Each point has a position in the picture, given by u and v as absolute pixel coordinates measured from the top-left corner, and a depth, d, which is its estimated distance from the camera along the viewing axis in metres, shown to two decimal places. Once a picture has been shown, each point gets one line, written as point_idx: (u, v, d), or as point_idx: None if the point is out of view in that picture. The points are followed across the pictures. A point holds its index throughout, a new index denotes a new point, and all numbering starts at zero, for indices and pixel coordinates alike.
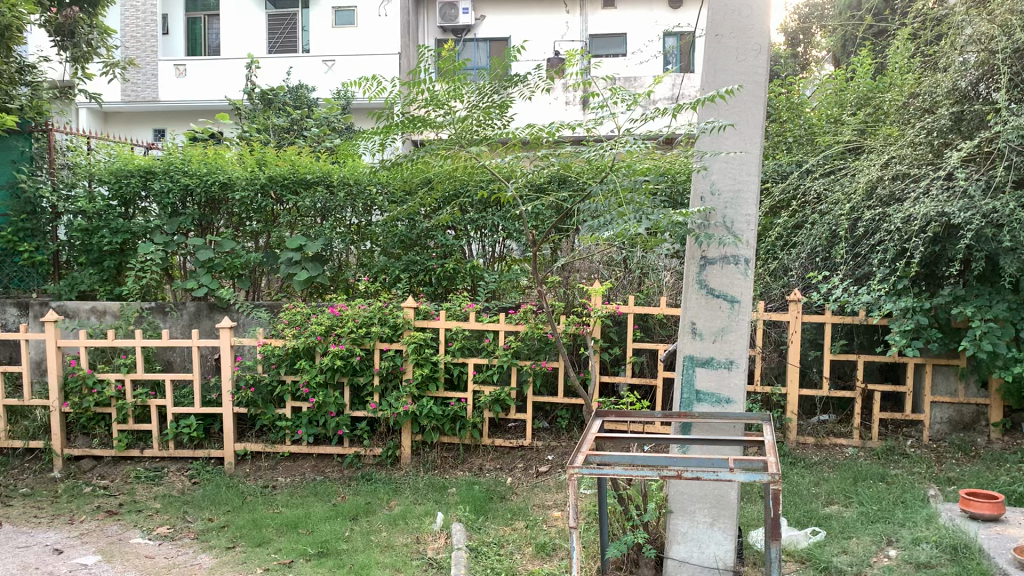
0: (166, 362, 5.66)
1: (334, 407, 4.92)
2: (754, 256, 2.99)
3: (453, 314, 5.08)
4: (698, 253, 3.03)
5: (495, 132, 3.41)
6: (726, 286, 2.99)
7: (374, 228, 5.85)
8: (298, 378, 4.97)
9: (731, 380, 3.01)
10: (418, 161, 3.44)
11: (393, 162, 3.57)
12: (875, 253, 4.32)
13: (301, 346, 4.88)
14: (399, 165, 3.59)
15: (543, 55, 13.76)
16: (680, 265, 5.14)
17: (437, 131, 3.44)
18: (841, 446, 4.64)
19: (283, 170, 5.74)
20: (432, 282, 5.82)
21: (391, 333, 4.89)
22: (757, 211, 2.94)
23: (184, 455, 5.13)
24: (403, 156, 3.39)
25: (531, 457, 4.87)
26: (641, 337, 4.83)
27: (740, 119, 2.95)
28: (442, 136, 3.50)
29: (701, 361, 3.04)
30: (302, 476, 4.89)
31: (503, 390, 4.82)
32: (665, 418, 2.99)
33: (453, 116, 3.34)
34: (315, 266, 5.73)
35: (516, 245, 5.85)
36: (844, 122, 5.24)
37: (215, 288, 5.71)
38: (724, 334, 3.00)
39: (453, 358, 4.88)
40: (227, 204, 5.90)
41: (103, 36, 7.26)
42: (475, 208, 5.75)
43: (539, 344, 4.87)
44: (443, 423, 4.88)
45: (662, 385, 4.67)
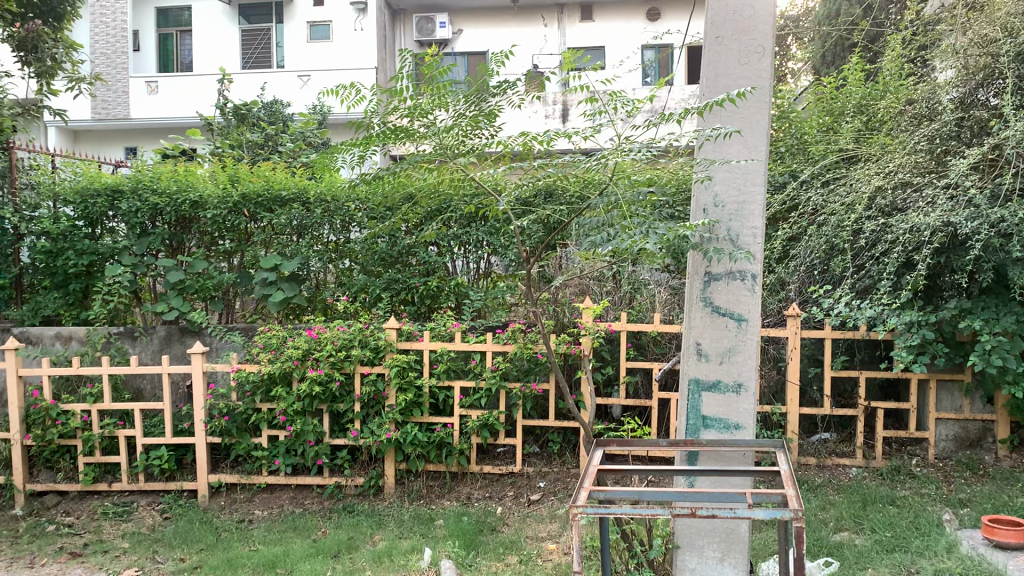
0: (135, 390, 5.38)
1: (313, 435, 4.67)
2: (761, 271, 2.79)
3: (438, 334, 4.85)
4: (702, 269, 2.83)
5: (483, 142, 3.20)
6: (732, 303, 2.79)
7: (353, 246, 5.63)
8: (275, 406, 4.73)
9: (739, 405, 2.81)
10: (400, 174, 3.23)
11: (374, 176, 3.35)
12: (878, 265, 4.15)
13: (277, 371, 4.64)
14: (381, 180, 3.37)
15: (522, 70, 13.44)
16: (672, 280, 4.96)
17: (420, 142, 3.23)
18: (844, 467, 4.45)
19: (256, 187, 5.51)
20: (414, 300, 5.58)
21: (372, 356, 4.66)
22: (764, 222, 2.74)
23: (155, 489, 4.85)
24: (385, 170, 3.17)
25: (521, 484, 4.65)
26: (635, 356, 4.63)
27: (744, 126, 2.76)
28: (425, 148, 3.28)
29: (707, 384, 2.84)
30: (280, 509, 4.63)
31: (491, 415, 4.60)
32: (671, 446, 2.78)
33: (438, 126, 3.13)
34: (291, 286, 5.47)
35: (501, 262, 5.65)
36: (837, 130, 5.09)
37: (187, 311, 5.45)
38: (731, 355, 2.80)
39: (438, 381, 4.66)
40: (199, 223, 5.65)
41: (69, 50, 6.99)
42: (458, 223, 5.55)
43: (528, 364, 4.65)
44: (428, 451, 4.64)
45: (657, 406, 4.47)
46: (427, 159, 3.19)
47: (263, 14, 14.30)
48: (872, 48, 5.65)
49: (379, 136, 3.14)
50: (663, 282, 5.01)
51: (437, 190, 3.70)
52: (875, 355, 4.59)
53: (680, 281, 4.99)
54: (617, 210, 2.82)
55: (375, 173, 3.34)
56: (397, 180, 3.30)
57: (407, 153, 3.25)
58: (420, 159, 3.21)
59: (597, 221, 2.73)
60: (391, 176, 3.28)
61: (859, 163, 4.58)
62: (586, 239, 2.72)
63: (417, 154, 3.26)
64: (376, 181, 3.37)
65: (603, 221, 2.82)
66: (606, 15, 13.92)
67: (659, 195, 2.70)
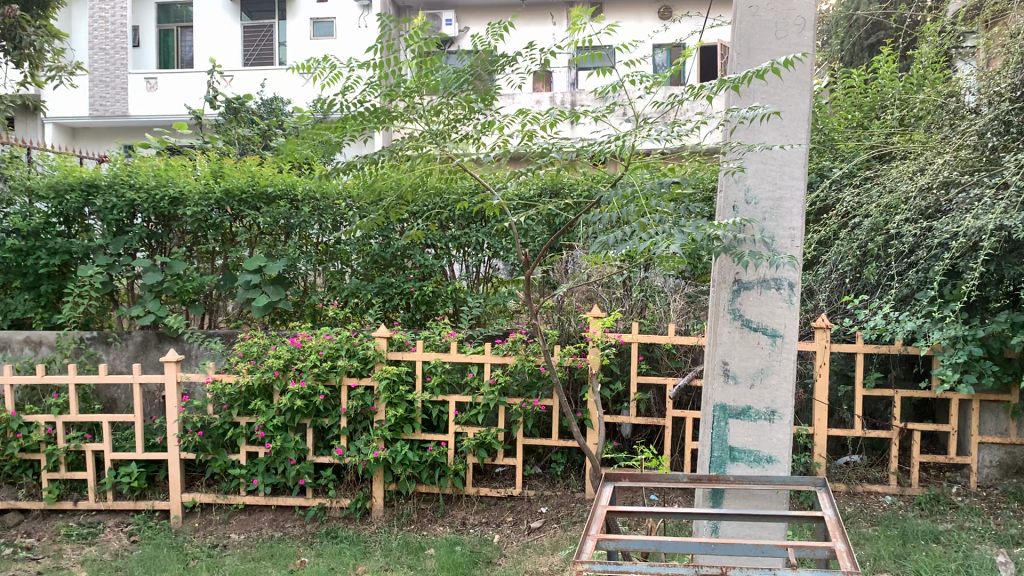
0: (108, 400, 4.99)
1: (294, 453, 4.28)
2: (799, 280, 2.41)
3: (432, 344, 4.46)
4: (730, 276, 2.45)
5: (478, 128, 2.81)
6: (766, 317, 2.41)
7: (343, 247, 5.22)
8: (253, 420, 4.34)
9: (773, 434, 2.43)
10: (382, 164, 2.83)
11: (355, 166, 2.95)
12: (918, 273, 3.74)
13: (256, 383, 4.25)
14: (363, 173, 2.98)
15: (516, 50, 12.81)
16: (688, 287, 4.56)
17: (403, 125, 2.83)
18: (877, 495, 4.04)
19: (241, 182, 5.11)
20: (409, 307, 5.21)
21: (360, 367, 4.28)
22: (803, 221, 2.36)
23: (124, 508, 4.46)
24: (365, 159, 2.78)
25: (521, 509, 4.24)
26: (647, 370, 4.24)
27: (783, 105, 2.37)
28: (414, 130, 2.89)
29: (735, 411, 2.45)
30: (258, 533, 4.24)
31: (489, 433, 4.21)
32: (693, 482, 2.38)
33: (425, 108, 2.73)
34: (276, 289, 5.06)
35: (503, 265, 5.27)
36: (869, 127, 4.69)
37: (164, 315, 5.07)
38: (763, 377, 2.42)
39: (432, 396, 4.26)
40: (179, 221, 5.27)
41: (51, 40, 6.63)
42: (457, 224, 5.18)
43: (530, 378, 4.26)
44: (420, 471, 4.25)
45: (670, 426, 4.07)
46: (413, 147, 2.80)
47: (265, 10, 13.95)
48: (903, 41, 5.26)
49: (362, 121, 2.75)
50: (678, 290, 4.62)
51: (429, 186, 3.31)
52: (911, 371, 4.19)
53: (696, 288, 4.59)
54: (635, 206, 2.42)
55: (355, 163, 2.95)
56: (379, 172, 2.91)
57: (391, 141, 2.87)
58: (406, 147, 2.83)
59: (608, 217, 2.32)
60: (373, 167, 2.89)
61: (895, 160, 4.18)
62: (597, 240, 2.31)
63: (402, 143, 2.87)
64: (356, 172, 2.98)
65: (614, 215, 2.40)
66: (616, 13, 13.57)
67: (684, 184, 2.30)
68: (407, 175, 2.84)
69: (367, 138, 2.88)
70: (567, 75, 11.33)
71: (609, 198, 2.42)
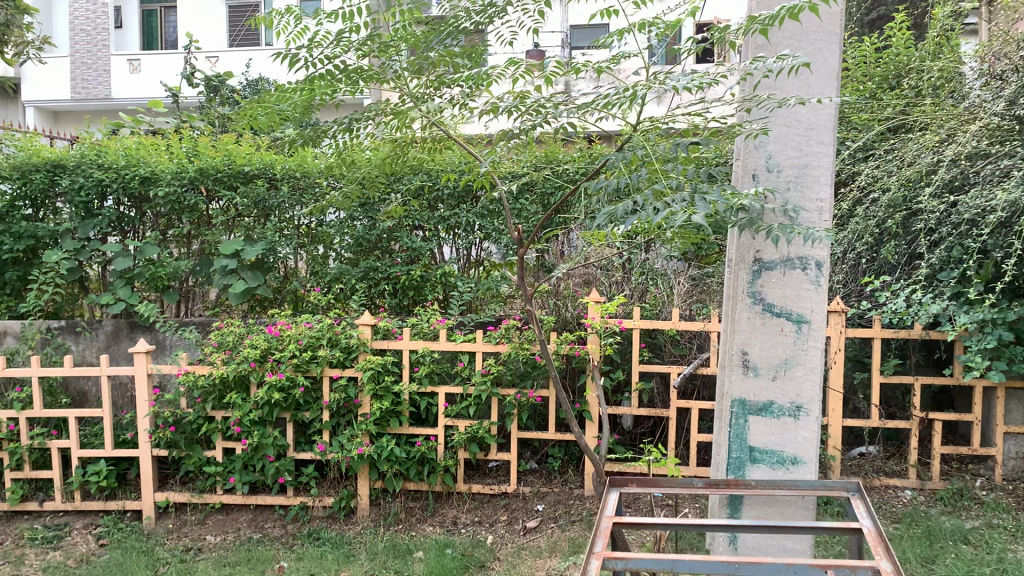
0: (78, 394, 4.71)
1: (273, 450, 4.01)
2: (828, 258, 2.14)
3: (419, 332, 4.18)
4: (749, 255, 2.17)
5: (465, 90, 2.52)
6: (789, 300, 2.13)
7: (326, 229, 4.92)
8: (229, 414, 4.06)
9: (798, 433, 2.16)
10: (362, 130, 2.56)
11: (328, 134, 2.66)
12: (943, 252, 3.46)
13: (231, 375, 3.97)
14: (337, 145, 2.68)
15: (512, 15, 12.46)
16: (693, 269, 4.28)
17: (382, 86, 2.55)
18: (896, 489, 3.78)
19: (216, 161, 4.81)
20: (396, 292, 4.92)
21: (343, 358, 3.99)
22: (832, 191, 2.09)
23: (93, 508, 4.18)
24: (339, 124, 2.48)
25: (516, 507, 3.97)
26: (649, 358, 3.97)
27: (814, 55, 2.08)
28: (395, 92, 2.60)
29: (755, 406, 2.18)
30: (236, 534, 3.97)
31: (481, 427, 3.93)
32: (709, 488, 2.11)
33: (403, 65, 2.44)
34: (254, 275, 4.77)
35: (496, 248, 4.99)
36: (884, 97, 4.39)
37: (135, 303, 4.77)
38: (788, 368, 2.15)
39: (420, 387, 3.98)
40: (152, 203, 4.96)
41: (19, 14, 6.29)
42: (446, 204, 4.88)
43: (524, 368, 3.98)
44: (408, 468, 3.98)
45: (675, 417, 3.81)
46: (392, 112, 2.51)
47: None
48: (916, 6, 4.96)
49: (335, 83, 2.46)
50: (682, 272, 4.34)
51: (413, 159, 3.03)
52: (931, 357, 3.91)
53: (701, 270, 4.31)
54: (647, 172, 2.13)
55: (328, 130, 2.66)
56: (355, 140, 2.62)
57: (368, 106, 2.57)
58: (384, 111, 2.54)
59: (615, 181, 2.00)
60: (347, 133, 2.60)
61: (912, 132, 3.90)
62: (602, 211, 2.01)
63: (379, 107, 2.57)
64: (330, 141, 2.69)
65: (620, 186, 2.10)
66: None
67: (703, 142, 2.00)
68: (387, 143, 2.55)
69: (341, 102, 2.58)
70: (561, 53, 11.00)
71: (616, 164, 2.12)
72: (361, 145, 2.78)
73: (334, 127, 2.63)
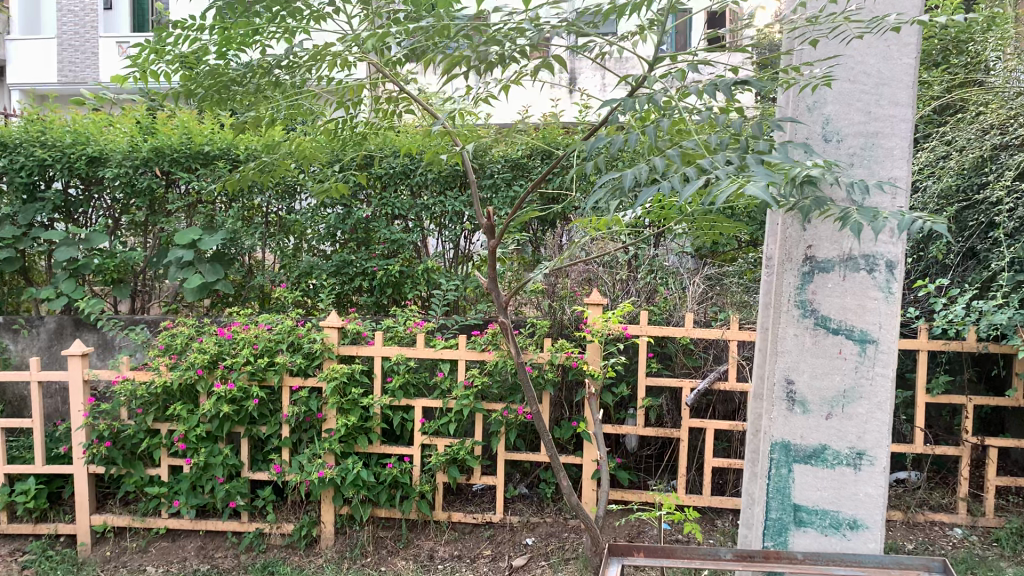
0: (15, 399, 4.19)
1: (223, 470, 3.48)
2: (903, 258, 1.61)
3: (394, 337, 3.65)
4: (797, 251, 1.64)
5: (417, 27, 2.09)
6: (851, 312, 1.61)
7: (297, 218, 4.39)
8: (174, 428, 3.53)
9: (858, 489, 1.63)
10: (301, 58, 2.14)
11: (252, 87, 2.25)
12: (1012, 251, 2.93)
13: (176, 384, 3.45)
14: (265, 95, 2.25)
15: None
16: (708, 268, 3.75)
17: (323, 13, 2.12)
18: (944, 528, 3.24)
19: (172, 139, 4.29)
20: (373, 289, 4.39)
21: (304, 365, 3.46)
22: (909, 168, 1.58)
23: (20, 533, 3.65)
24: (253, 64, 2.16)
25: (502, 541, 3.44)
26: (658, 370, 3.44)
27: None
28: (343, 21, 2.20)
29: (803, 452, 1.66)
30: (180, 566, 3.44)
31: (462, 447, 3.41)
32: (740, 559, 1.58)
33: None
34: (212, 269, 4.23)
35: (486, 241, 4.47)
36: (929, 74, 3.85)
37: (79, 297, 4.24)
38: (846, 402, 1.62)
39: (393, 401, 3.46)
40: (102, 186, 4.41)
41: None
42: (430, 190, 4.35)
43: (513, 380, 3.45)
44: (378, 494, 3.44)
45: (686, 440, 3.28)
46: (317, 57, 2.10)
47: None
48: None
49: (259, 25, 2.07)
50: (696, 273, 3.80)
51: (369, 128, 2.50)
52: (985, 373, 3.38)
53: (718, 271, 3.77)
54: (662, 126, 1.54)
55: (242, 84, 2.23)
56: (273, 85, 2.23)
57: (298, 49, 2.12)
58: (316, 60, 2.13)
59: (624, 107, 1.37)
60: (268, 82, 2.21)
61: (966, 112, 3.36)
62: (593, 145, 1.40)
63: (311, 54, 2.16)
64: (247, 96, 2.27)
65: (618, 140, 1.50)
66: None
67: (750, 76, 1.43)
68: (291, 89, 2.25)
69: (268, 46, 2.21)
70: None
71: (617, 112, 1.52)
72: (279, 100, 2.28)
73: (256, 77, 2.22)
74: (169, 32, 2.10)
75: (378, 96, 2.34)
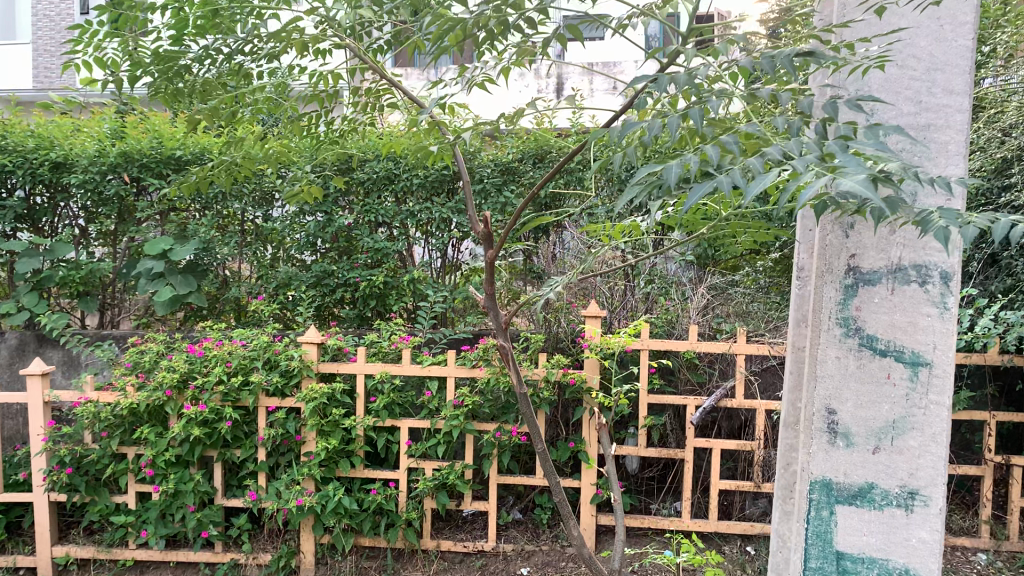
0: None
1: (195, 498, 3.24)
2: (961, 267, 1.39)
3: (378, 352, 3.43)
4: (839, 261, 1.43)
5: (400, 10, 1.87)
6: (901, 331, 1.40)
7: (275, 226, 4.16)
8: (141, 452, 3.28)
9: (911, 534, 1.41)
10: (268, 43, 1.92)
11: (216, 79, 2.03)
12: None
13: (143, 405, 3.20)
14: (230, 86, 2.03)
15: None
16: (710, 276, 3.55)
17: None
18: (966, 553, 3.04)
19: (142, 144, 4.05)
20: (357, 301, 4.16)
21: (282, 384, 3.23)
22: (966, 165, 1.37)
23: None
24: (213, 50, 1.94)
25: (495, 571, 3.21)
26: (660, 387, 3.23)
27: None
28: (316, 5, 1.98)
29: (847, 491, 1.44)
30: None
31: (452, 471, 3.18)
32: None
33: None
34: (185, 280, 3.99)
35: (475, 249, 4.26)
36: None
37: (42, 311, 3.98)
38: (897, 435, 1.41)
39: (377, 421, 3.23)
40: (68, 194, 4.16)
41: None
42: (416, 196, 4.13)
43: (506, 398, 3.23)
44: (361, 522, 3.21)
45: (692, 461, 3.07)
46: (284, 41, 1.87)
47: None
48: None
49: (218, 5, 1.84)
50: (698, 283, 3.61)
51: (347, 124, 2.29)
52: (1006, 388, 3.19)
53: (721, 280, 3.57)
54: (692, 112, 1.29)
55: (201, 75, 2.01)
56: (237, 75, 2.01)
57: (261, 33, 1.89)
58: (284, 46, 1.90)
59: (658, 80, 1.11)
60: (231, 71, 1.99)
61: (982, 111, 3.19)
62: (622, 127, 1.13)
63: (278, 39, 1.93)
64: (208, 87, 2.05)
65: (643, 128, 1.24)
66: None
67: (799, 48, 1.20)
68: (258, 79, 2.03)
69: (231, 33, 1.99)
70: None
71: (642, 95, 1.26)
72: (246, 94, 2.05)
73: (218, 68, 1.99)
74: (120, 16, 1.87)
75: (357, 89, 2.12)
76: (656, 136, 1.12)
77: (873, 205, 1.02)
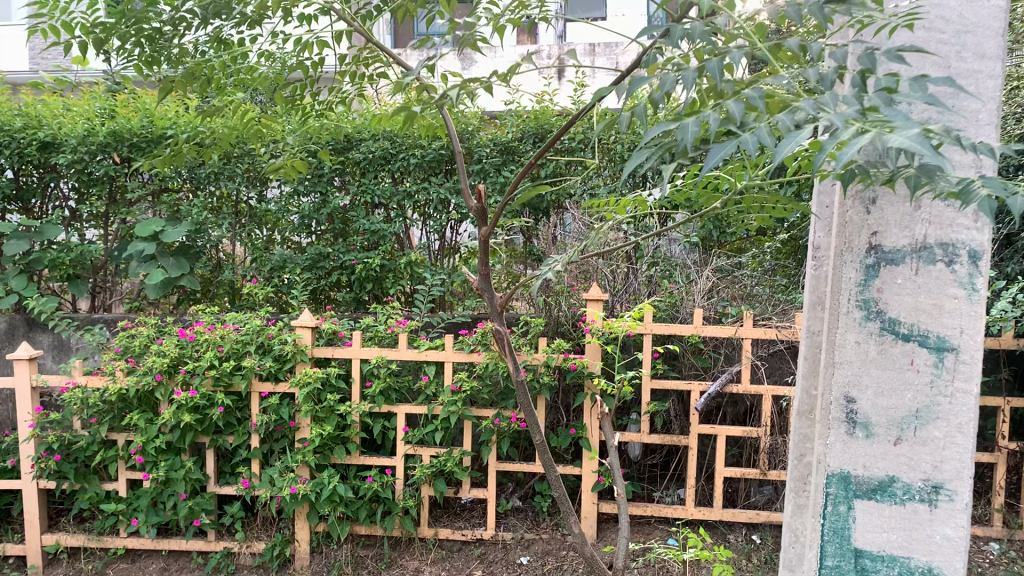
0: None
1: (186, 485, 3.15)
2: (992, 245, 1.29)
3: (374, 336, 3.34)
4: (860, 239, 1.34)
5: None
6: (926, 314, 1.30)
7: (270, 207, 4.06)
8: (131, 439, 3.20)
9: (935, 530, 1.32)
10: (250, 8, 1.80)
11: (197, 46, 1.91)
12: None
13: (132, 391, 3.12)
14: (212, 54, 1.91)
15: None
16: (715, 259, 3.45)
17: None
18: (977, 542, 2.97)
19: (131, 122, 3.94)
20: (353, 284, 4.06)
21: (275, 369, 3.14)
22: (998, 136, 1.27)
23: None
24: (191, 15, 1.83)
25: (494, 560, 3.13)
26: (664, 371, 3.14)
27: None
28: None
29: (866, 485, 1.36)
30: None
31: (450, 457, 3.10)
32: None
33: None
34: (177, 263, 3.89)
35: (473, 231, 4.16)
36: None
37: (30, 295, 3.88)
38: (920, 425, 1.31)
39: (373, 407, 3.14)
40: (57, 175, 4.06)
41: None
42: (413, 176, 4.03)
43: (505, 384, 3.14)
44: (357, 510, 3.13)
45: (696, 448, 2.98)
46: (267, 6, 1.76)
47: None
48: None
49: None
50: (703, 265, 3.51)
51: (337, 97, 2.19)
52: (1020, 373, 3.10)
53: (727, 262, 3.47)
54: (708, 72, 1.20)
55: (181, 41, 1.90)
56: (218, 42, 1.90)
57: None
58: (267, 11, 1.79)
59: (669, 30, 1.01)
60: (212, 38, 1.88)
61: None
62: (632, 84, 1.03)
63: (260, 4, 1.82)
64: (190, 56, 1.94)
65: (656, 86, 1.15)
66: None
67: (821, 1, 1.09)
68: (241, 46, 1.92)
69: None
70: None
71: (653, 50, 1.16)
72: (229, 63, 1.94)
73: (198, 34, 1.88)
74: None
75: (347, 58, 2.01)
76: (670, 93, 1.02)
77: (907, 173, 0.93)
